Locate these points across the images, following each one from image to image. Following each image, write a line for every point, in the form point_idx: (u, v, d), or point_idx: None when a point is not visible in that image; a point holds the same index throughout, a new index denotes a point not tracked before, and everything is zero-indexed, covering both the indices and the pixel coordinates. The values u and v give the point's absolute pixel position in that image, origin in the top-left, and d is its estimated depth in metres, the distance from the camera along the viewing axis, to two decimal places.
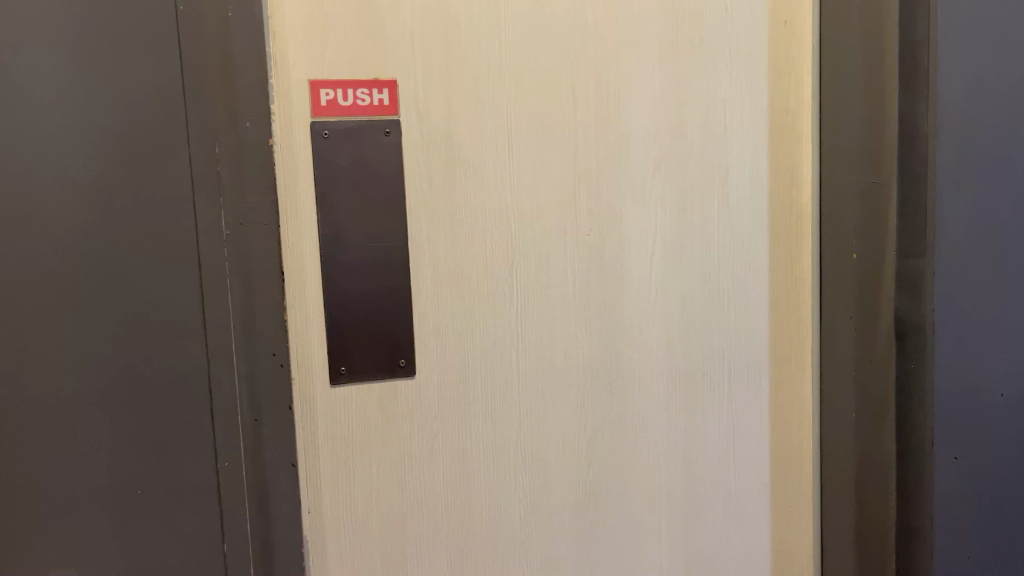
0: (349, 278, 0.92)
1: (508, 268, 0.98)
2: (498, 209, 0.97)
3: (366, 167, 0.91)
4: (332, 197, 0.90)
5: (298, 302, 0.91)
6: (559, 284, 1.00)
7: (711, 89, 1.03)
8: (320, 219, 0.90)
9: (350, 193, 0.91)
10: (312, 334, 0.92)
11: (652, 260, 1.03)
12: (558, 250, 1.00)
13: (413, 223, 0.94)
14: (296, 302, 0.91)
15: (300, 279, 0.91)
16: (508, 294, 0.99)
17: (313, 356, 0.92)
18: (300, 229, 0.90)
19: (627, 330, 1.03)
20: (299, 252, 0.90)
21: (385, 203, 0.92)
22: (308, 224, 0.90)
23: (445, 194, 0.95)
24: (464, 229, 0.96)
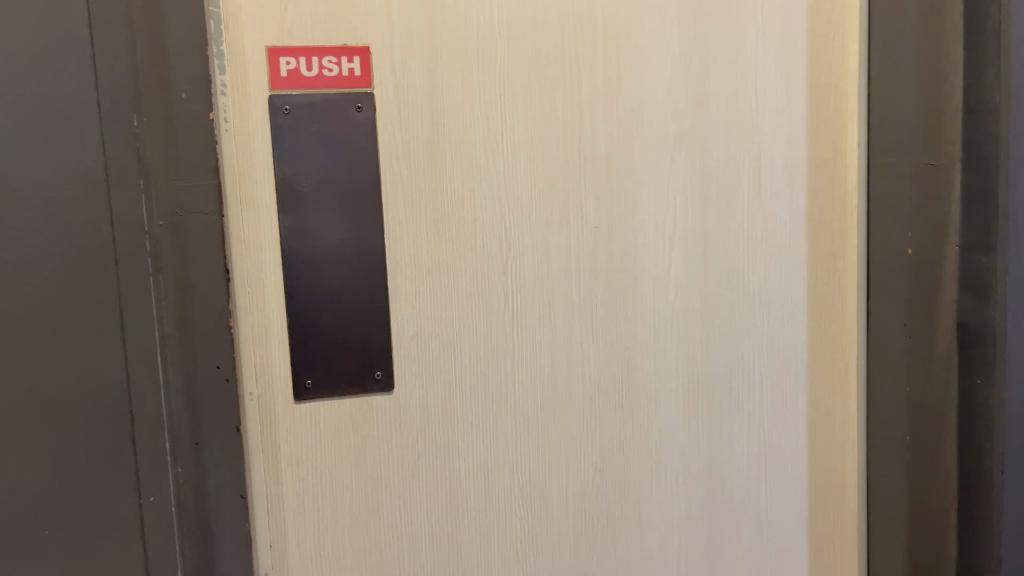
0: (315, 276, 0.80)
1: (503, 265, 0.85)
2: (490, 197, 0.84)
3: (333, 147, 0.79)
4: (296, 183, 0.78)
5: (254, 305, 0.79)
6: (561, 282, 0.86)
7: (740, 55, 0.88)
8: (281, 207, 0.78)
9: (315, 179, 0.79)
10: (273, 340, 0.80)
11: (671, 253, 0.89)
12: (560, 244, 0.86)
13: (391, 212, 0.81)
14: (251, 304, 0.79)
15: (259, 277, 0.79)
16: (503, 295, 0.85)
17: (274, 368, 0.80)
18: (258, 220, 0.78)
19: (641, 338, 0.89)
20: (259, 248, 0.78)
21: (357, 189, 0.80)
22: (270, 215, 0.78)
23: (429, 179, 0.82)
24: (450, 220, 0.83)
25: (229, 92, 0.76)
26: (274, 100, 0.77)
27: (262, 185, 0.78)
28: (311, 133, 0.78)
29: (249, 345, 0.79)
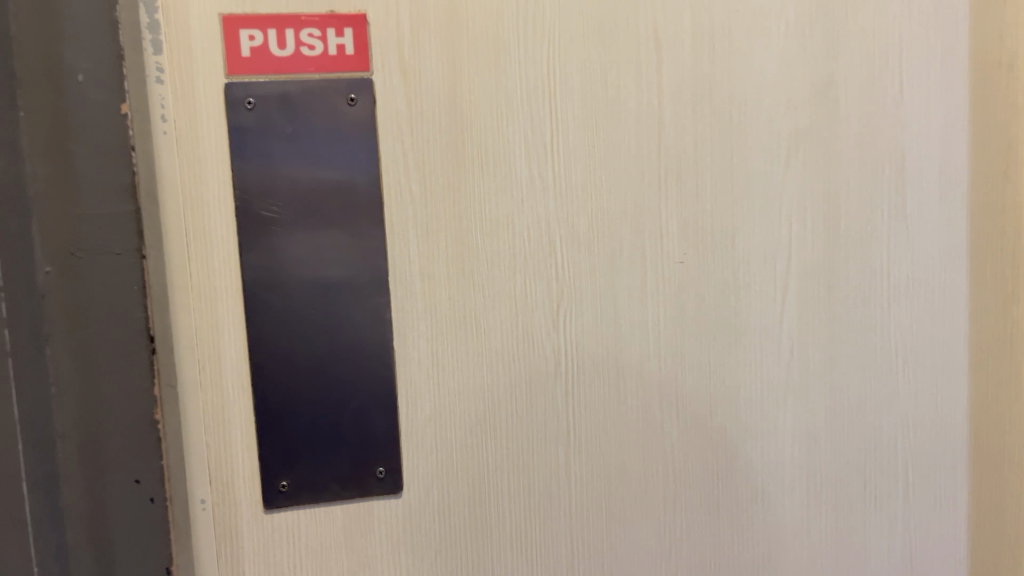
0: (291, 337, 0.57)
1: (552, 317, 0.61)
2: (534, 222, 0.60)
3: (315, 157, 0.57)
4: (262, 209, 0.56)
5: (206, 379, 0.57)
6: (632, 338, 0.62)
7: (879, 23, 0.63)
8: (242, 241, 0.56)
9: (290, 202, 0.57)
10: (235, 428, 0.58)
11: (782, 299, 0.64)
12: (631, 285, 0.62)
13: (396, 247, 0.58)
14: (202, 379, 0.57)
15: (218, 337, 0.57)
16: (550, 358, 0.61)
17: (235, 467, 0.58)
18: (210, 259, 0.56)
19: (745, 415, 0.65)
20: (213, 299, 0.56)
21: (349, 216, 0.57)
22: (229, 252, 0.56)
23: (450, 198, 0.59)
24: (478, 256, 0.60)
25: (167, 79, 0.54)
26: (233, 90, 0.55)
27: (216, 210, 0.56)
28: (282, 137, 0.56)
29: (200, 434, 0.57)
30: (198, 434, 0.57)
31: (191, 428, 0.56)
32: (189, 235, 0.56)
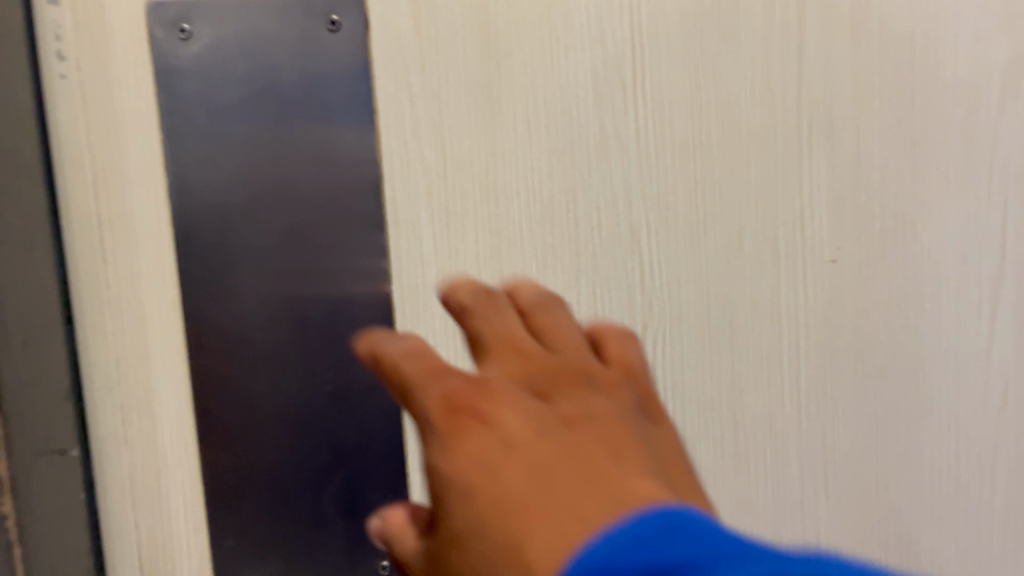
0: (252, 372, 0.40)
1: (636, 344, 0.41)
2: (608, 203, 0.40)
3: (282, 107, 0.38)
4: (206, 187, 0.38)
5: (135, 432, 0.39)
6: (761, 375, 0.42)
7: None
8: (180, 233, 0.39)
9: (245, 175, 0.39)
10: (176, 503, 0.40)
11: (991, 319, 0.43)
12: (759, 296, 0.42)
13: (405, 240, 0.40)
14: (129, 431, 0.39)
15: (150, 371, 0.39)
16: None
17: (179, 557, 0.40)
18: (135, 260, 0.39)
19: (933, 493, 0.44)
20: (140, 319, 0.39)
21: (334, 196, 0.39)
22: (164, 250, 0.39)
23: (482, 169, 0.40)
24: (526, 254, 0.40)
25: None
26: (161, 11, 0.38)
27: (142, 187, 0.38)
28: (233, 80, 0.38)
29: (127, 510, 0.40)
30: (123, 510, 0.40)
31: (110, 500, 0.40)
32: (103, 227, 0.38)
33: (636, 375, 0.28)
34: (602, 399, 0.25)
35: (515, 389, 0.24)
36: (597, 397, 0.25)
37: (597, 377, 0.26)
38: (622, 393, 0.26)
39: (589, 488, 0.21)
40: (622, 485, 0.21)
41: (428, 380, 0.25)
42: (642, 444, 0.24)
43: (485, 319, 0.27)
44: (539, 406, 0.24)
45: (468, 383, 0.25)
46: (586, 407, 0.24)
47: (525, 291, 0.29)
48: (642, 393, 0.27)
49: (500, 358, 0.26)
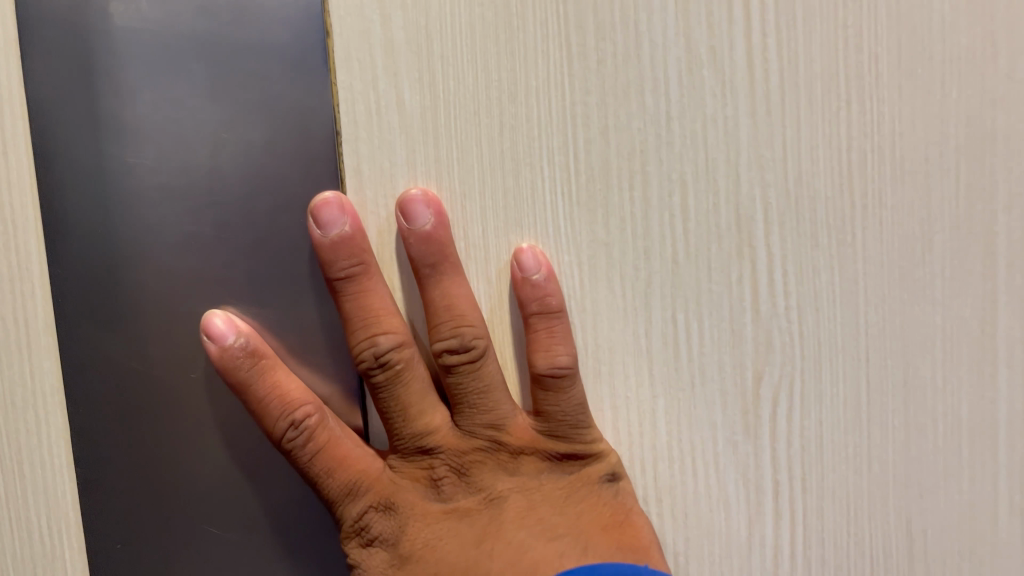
0: (149, 440, 0.26)
1: (747, 411, 0.25)
2: (701, 177, 0.24)
3: (201, 75, 0.25)
4: (98, 196, 0.25)
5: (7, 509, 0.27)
6: (964, 473, 0.25)
7: None
8: (55, 237, 0.26)
9: (155, 181, 0.25)
10: None
11: None
12: (965, 337, 0.24)
13: (380, 239, 0.25)
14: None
15: (20, 423, 0.27)
16: (738, 507, 0.25)
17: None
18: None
19: None
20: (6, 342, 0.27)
21: (268, 188, 0.25)
22: (32, 249, 0.26)
23: (495, 116, 0.25)
24: (563, 257, 0.25)
25: None
26: None
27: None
28: (138, 36, 0.25)
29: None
30: None
31: None
32: None
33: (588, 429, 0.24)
34: (513, 485, 0.24)
35: (421, 502, 0.24)
36: (504, 481, 0.24)
37: (522, 462, 0.24)
38: (543, 455, 0.24)
39: None
40: None
41: (338, 505, 0.24)
42: (561, 530, 0.23)
43: (402, 429, 0.24)
44: (452, 521, 0.23)
45: (376, 511, 0.24)
46: (484, 495, 0.24)
47: (440, 331, 0.24)
48: (569, 460, 0.24)
49: (387, 493, 0.24)
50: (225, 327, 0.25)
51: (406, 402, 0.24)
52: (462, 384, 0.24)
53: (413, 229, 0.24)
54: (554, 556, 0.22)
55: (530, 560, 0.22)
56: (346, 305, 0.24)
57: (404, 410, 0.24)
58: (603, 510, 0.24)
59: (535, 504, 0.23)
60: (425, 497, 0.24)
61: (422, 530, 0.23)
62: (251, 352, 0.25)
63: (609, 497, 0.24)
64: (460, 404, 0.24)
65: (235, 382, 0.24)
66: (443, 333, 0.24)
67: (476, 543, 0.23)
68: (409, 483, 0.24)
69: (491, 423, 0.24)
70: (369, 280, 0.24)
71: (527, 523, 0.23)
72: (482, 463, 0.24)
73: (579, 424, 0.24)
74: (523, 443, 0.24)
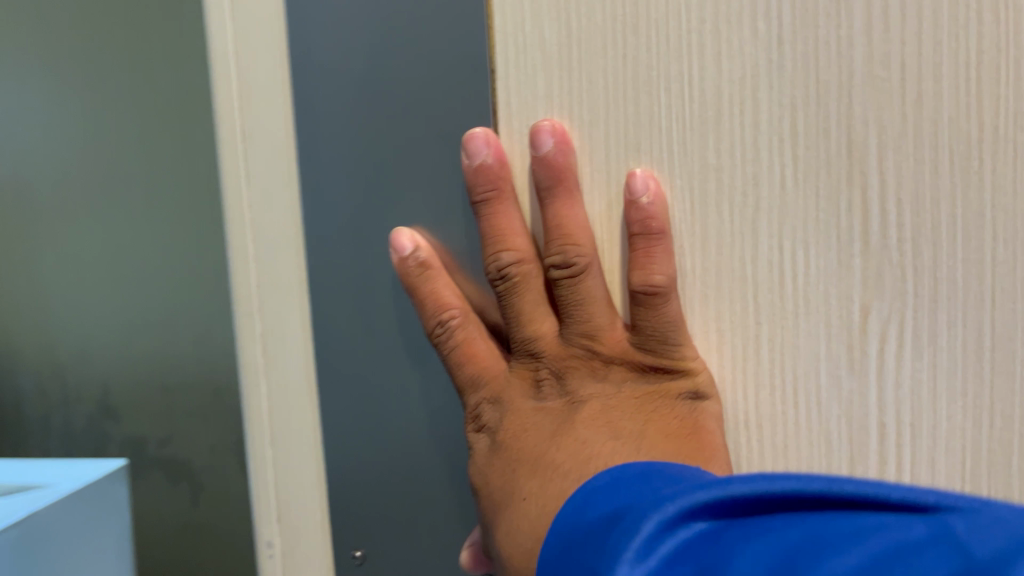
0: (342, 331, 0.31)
1: (852, 345, 0.24)
2: (812, 100, 0.23)
3: (404, 25, 0.27)
4: (333, 132, 0.29)
5: (273, 369, 0.33)
6: None
7: None
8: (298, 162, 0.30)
9: (374, 125, 0.28)
10: (311, 452, 0.33)
11: None
12: None
13: (520, 165, 0.28)
14: (266, 369, 0.33)
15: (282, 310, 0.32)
16: (841, 447, 0.24)
17: (315, 511, 0.34)
18: (266, 180, 0.31)
19: None
20: (276, 249, 0.31)
21: (433, 121, 0.28)
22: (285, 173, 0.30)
23: (618, 48, 0.25)
24: (674, 183, 0.25)
25: None
26: None
27: (269, 85, 0.30)
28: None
29: (264, 447, 0.34)
30: (263, 449, 0.34)
31: (252, 440, 0.33)
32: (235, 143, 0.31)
33: (671, 349, 0.26)
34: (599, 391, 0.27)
35: (521, 399, 0.28)
36: (591, 387, 0.27)
37: (611, 371, 0.27)
38: (628, 367, 0.27)
39: (539, 491, 0.25)
40: (531, 505, 0.25)
41: (463, 392, 0.29)
42: (625, 434, 0.26)
43: (515, 333, 0.28)
44: (543, 416, 0.28)
45: (488, 402, 0.29)
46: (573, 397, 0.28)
47: (552, 249, 0.27)
48: (653, 372, 0.27)
49: (499, 388, 0.29)
50: (408, 241, 0.28)
51: (522, 309, 0.28)
52: (564, 297, 0.27)
53: (539, 154, 0.26)
54: (610, 455, 0.25)
55: (587, 456, 0.25)
56: (481, 224, 0.27)
57: (518, 315, 0.28)
58: (672, 421, 0.26)
59: (610, 409, 0.27)
60: (528, 395, 0.28)
61: (519, 421, 0.28)
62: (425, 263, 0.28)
63: (681, 410, 0.26)
64: (564, 315, 0.27)
65: (410, 285, 0.28)
66: (552, 250, 0.27)
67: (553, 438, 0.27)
68: (519, 381, 0.29)
69: (585, 334, 0.27)
70: (500, 203, 0.27)
71: (599, 425, 0.26)
72: (577, 369, 0.28)
73: (660, 341, 0.26)
74: (613, 354, 0.27)
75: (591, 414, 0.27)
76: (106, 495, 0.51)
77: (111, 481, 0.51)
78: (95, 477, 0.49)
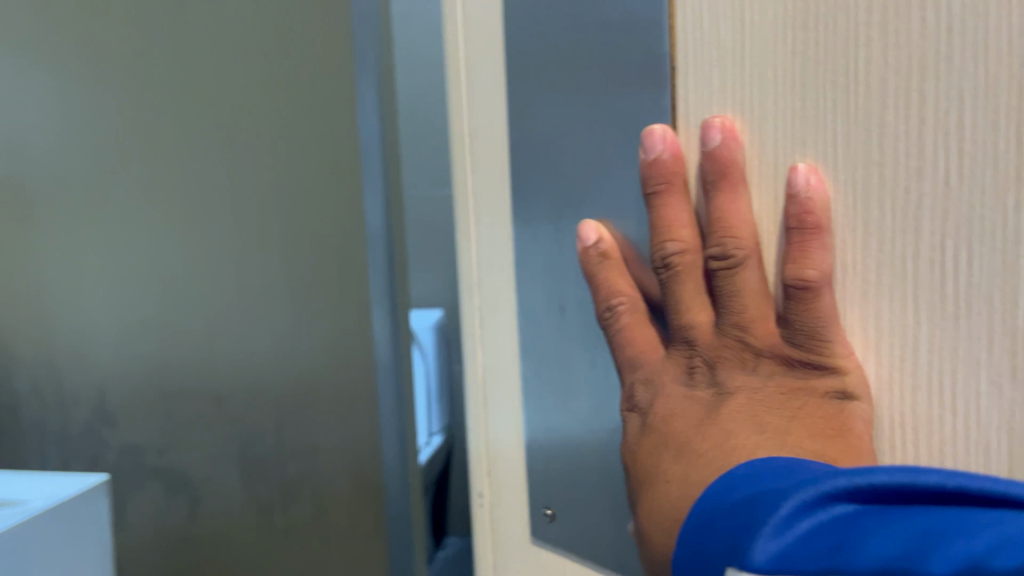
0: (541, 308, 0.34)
1: (1014, 353, 0.22)
2: (982, 93, 0.22)
3: (595, 35, 0.30)
4: (540, 133, 0.33)
5: (485, 339, 0.38)
6: None
7: None
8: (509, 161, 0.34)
9: (566, 125, 0.32)
10: (510, 414, 0.37)
11: None
12: None
13: (690, 156, 0.28)
14: (483, 336, 0.38)
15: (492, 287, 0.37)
16: (1001, 459, 0.23)
17: (514, 464, 0.38)
18: (487, 179, 0.36)
19: None
20: (489, 235, 0.36)
21: (618, 116, 0.30)
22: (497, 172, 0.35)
23: (788, 45, 0.25)
24: (837, 178, 0.25)
25: None
26: None
27: (488, 100, 0.35)
28: (564, 8, 0.31)
29: (480, 404, 0.39)
30: (478, 406, 0.39)
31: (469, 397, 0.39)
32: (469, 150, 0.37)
33: (818, 345, 0.26)
34: (747, 383, 0.28)
35: (672, 384, 0.29)
36: (738, 378, 0.28)
37: (760, 363, 0.27)
38: (776, 361, 0.27)
39: (681, 474, 0.27)
40: (675, 484, 0.27)
41: (623, 373, 0.31)
42: (768, 427, 0.26)
43: (672, 321, 0.29)
44: (691, 402, 0.29)
45: (640, 383, 0.30)
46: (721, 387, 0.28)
47: (712, 240, 0.27)
48: (801, 367, 0.26)
49: (651, 371, 0.30)
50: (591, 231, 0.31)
51: (681, 297, 0.28)
52: (720, 287, 0.27)
53: (706, 149, 0.27)
54: (750, 447, 0.26)
55: (730, 446, 0.26)
56: (652, 214, 0.29)
57: (676, 303, 0.29)
58: (819, 418, 0.26)
59: (755, 402, 0.27)
60: (679, 381, 0.29)
61: (671, 405, 0.29)
62: (604, 255, 0.30)
63: (827, 407, 0.26)
64: (720, 305, 0.28)
65: (588, 271, 0.31)
66: (713, 241, 0.27)
67: (699, 424, 0.28)
68: (673, 366, 0.30)
69: (736, 325, 0.27)
70: (669, 195, 0.28)
71: (744, 416, 0.27)
72: (727, 359, 0.28)
73: (809, 336, 0.26)
74: (763, 346, 0.27)
75: (736, 406, 0.27)
76: (81, 518, 0.44)
77: (90, 499, 0.45)
78: (70, 496, 0.44)
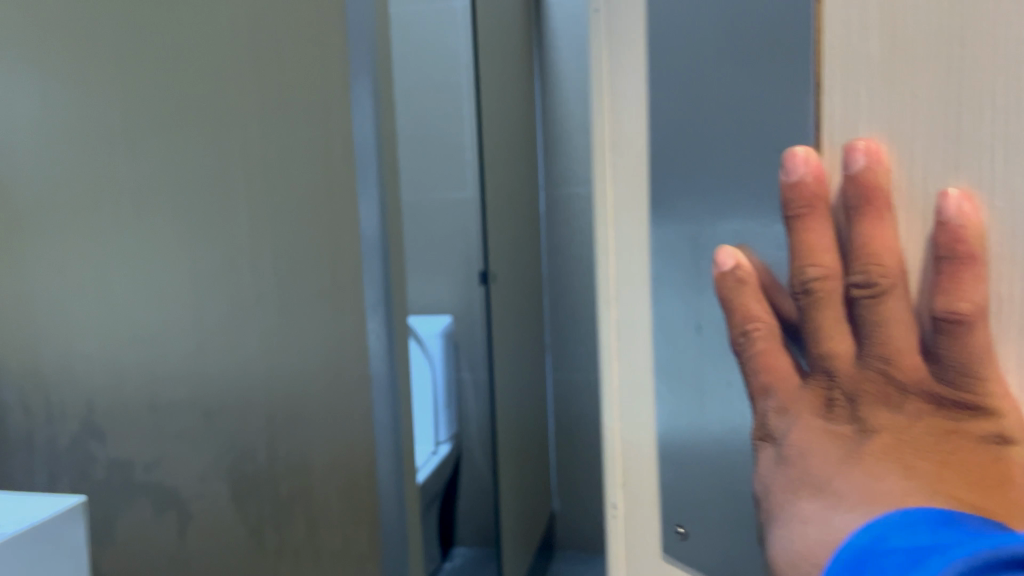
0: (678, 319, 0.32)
1: None
2: None
3: (746, 44, 0.28)
4: (684, 145, 0.31)
5: (621, 350, 0.36)
6: None
7: None
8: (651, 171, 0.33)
9: (708, 136, 0.30)
10: (645, 425, 0.35)
11: None
12: None
13: (831, 173, 0.26)
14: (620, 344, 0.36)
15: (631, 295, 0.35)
16: None
17: (647, 475, 0.36)
18: (628, 184, 0.34)
19: None
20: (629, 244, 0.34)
21: (761, 128, 0.28)
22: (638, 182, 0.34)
23: (943, 62, 0.23)
24: (992, 204, 0.23)
25: None
26: None
27: (632, 102, 0.33)
28: (714, 14, 0.29)
29: (615, 414, 0.37)
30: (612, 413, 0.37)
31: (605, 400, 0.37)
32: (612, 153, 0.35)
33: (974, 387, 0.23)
34: (891, 421, 0.25)
35: (808, 415, 0.27)
36: (882, 416, 0.25)
37: (906, 400, 0.25)
38: (924, 399, 0.24)
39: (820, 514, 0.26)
40: (813, 526, 0.26)
41: (755, 397, 0.29)
42: (919, 472, 0.24)
43: (808, 347, 0.27)
44: (827, 439, 0.26)
45: (774, 411, 0.28)
46: (862, 423, 0.26)
47: (854, 268, 0.25)
48: (954, 408, 0.24)
49: (786, 398, 0.28)
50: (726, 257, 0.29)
51: (818, 324, 0.26)
52: (863, 317, 0.25)
53: (849, 172, 0.25)
54: (899, 495, 0.24)
55: (878, 491, 0.25)
56: (790, 238, 0.27)
57: (814, 330, 0.26)
58: (977, 465, 0.24)
59: (902, 443, 0.25)
60: (815, 412, 0.27)
61: (806, 437, 0.27)
62: (740, 280, 0.28)
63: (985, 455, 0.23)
64: (862, 336, 0.25)
65: (724, 297, 0.29)
66: (854, 268, 0.25)
67: (839, 463, 0.26)
68: (808, 395, 0.27)
69: (880, 358, 0.25)
70: (811, 217, 0.26)
71: (890, 458, 0.25)
72: (870, 393, 0.25)
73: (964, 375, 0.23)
74: (911, 382, 0.24)
75: (880, 448, 0.25)
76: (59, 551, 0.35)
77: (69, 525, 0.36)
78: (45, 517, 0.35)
